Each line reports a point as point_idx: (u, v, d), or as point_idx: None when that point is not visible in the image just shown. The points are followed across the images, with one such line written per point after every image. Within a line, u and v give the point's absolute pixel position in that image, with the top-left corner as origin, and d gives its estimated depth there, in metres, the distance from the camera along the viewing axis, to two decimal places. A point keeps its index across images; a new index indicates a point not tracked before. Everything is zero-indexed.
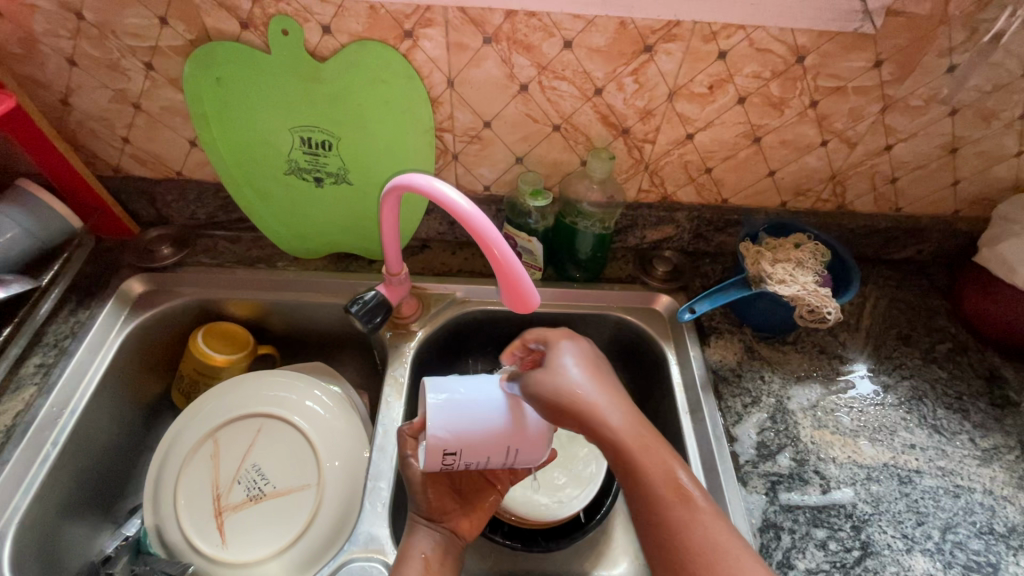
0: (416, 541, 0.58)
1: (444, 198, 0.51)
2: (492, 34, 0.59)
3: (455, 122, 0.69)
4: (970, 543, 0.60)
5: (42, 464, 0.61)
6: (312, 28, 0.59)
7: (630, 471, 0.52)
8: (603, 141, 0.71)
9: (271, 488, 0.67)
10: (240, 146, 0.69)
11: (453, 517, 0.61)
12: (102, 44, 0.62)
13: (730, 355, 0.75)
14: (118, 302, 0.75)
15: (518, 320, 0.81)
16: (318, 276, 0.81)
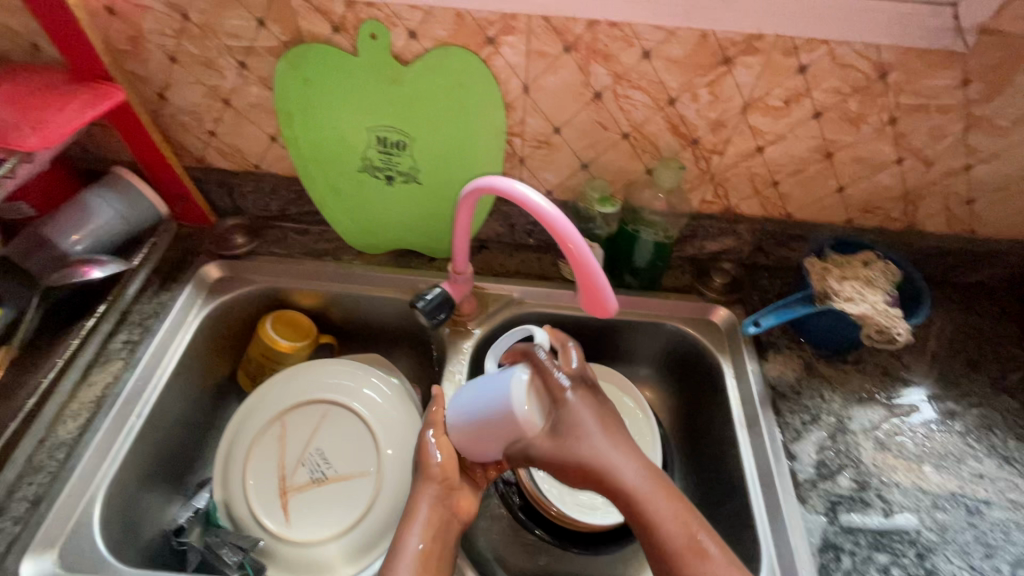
0: (410, 533, 0.56)
1: (526, 193, 0.54)
2: (573, 43, 0.61)
3: (525, 127, 0.70)
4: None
5: (127, 435, 0.66)
6: (399, 33, 0.62)
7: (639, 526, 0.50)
8: (671, 151, 0.71)
9: (333, 472, 0.70)
10: (319, 144, 0.72)
11: (447, 500, 0.60)
12: (201, 42, 0.65)
13: (789, 371, 0.74)
14: (196, 286, 0.80)
15: (572, 322, 0.83)
16: (382, 271, 0.84)
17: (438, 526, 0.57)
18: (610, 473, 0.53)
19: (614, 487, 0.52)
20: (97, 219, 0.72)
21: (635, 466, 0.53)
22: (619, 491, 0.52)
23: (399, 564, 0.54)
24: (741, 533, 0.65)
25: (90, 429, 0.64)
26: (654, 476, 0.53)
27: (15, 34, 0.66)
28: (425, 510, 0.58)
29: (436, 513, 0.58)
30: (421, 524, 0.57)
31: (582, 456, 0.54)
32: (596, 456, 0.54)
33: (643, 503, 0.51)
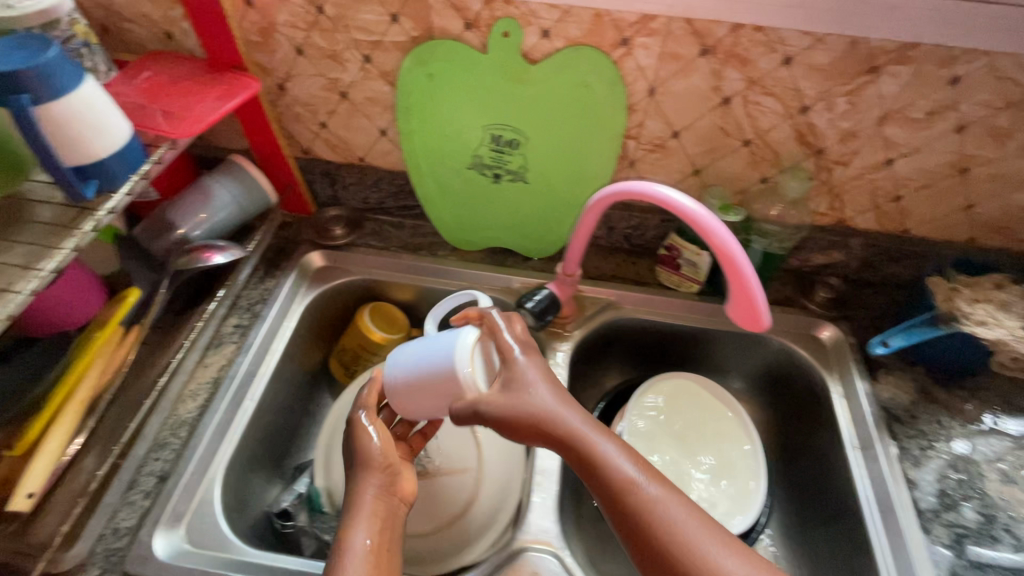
0: (354, 530, 0.50)
1: (689, 211, 0.51)
2: (712, 47, 0.59)
3: (643, 129, 0.69)
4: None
5: (242, 417, 0.67)
6: (532, 31, 0.61)
7: (585, 468, 0.50)
8: (793, 160, 0.69)
9: (434, 465, 0.69)
10: (433, 139, 0.73)
11: (392, 487, 0.54)
12: (331, 36, 0.66)
13: (903, 394, 0.71)
14: (299, 274, 0.81)
15: (667, 328, 0.82)
16: (478, 267, 0.84)
17: (384, 509, 0.52)
18: (561, 421, 0.51)
19: (557, 432, 0.51)
20: (214, 204, 0.73)
21: (572, 410, 0.52)
22: (560, 434, 0.51)
23: (346, 563, 0.47)
24: (855, 558, 0.63)
25: (209, 409, 0.66)
26: (594, 423, 0.52)
27: (152, 23, 0.68)
28: (368, 497, 0.52)
29: (382, 505, 0.52)
30: (365, 517, 0.50)
31: (519, 404, 0.52)
32: (535, 401, 0.52)
33: (589, 446, 0.50)
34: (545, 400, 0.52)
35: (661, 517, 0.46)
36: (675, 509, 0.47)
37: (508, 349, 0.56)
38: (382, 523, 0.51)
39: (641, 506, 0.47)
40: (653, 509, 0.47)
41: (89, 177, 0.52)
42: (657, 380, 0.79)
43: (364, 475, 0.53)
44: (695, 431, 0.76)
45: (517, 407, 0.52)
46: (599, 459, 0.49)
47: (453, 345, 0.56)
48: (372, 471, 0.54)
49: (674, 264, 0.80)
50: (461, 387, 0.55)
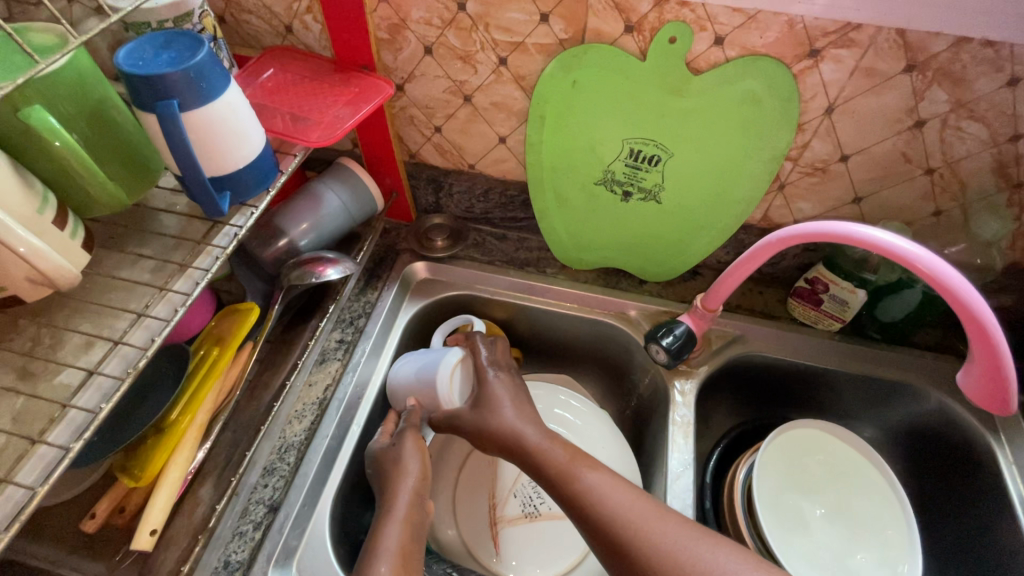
0: (386, 533, 0.51)
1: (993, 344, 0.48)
2: (921, 63, 0.51)
3: (807, 151, 0.61)
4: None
5: (350, 442, 0.62)
6: (704, 38, 0.54)
7: (536, 472, 0.57)
8: (982, 193, 0.60)
9: (547, 508, 0.65)
10: (563, 151, 0.66)
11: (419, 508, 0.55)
12: (468, 35, 0.60)
13: None
14: (401, 286, 0.77)
15: (796, 369, 0.74)
16: (589, 289, 0.77)
17: (411, 509, 0.54)
18: (509, 429, 0.59)
19: (512, 440, 0.59)
20: (324, 211, 0.68)
21: (528, 421, 0.60)
22: (509, 442, 0.59)
23: (379, 564, 0.48)
24: None
25: (317, 434, 0.62)
26: (549, 432, 0.59)
27: (274, 15, 0.63)
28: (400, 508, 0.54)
29: (410, 525, 0.53)
30: (398, 517, 0.53)
31: (483, 420, 0.61)
32: (496, 416, 0.61)
33: (537, 450, 0.57)
34: (503, 412, 0.61)
35: (598, 498, 0.52)
36: (613, 493, 0.52)
37: (482, 366, 0.66)
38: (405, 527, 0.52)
39: (581, 492, 0.53)
40: (595, 495, 0.52)
41: (223, 189, 0.48)
42: (794, 425, 0.71)
43: (397, 478, 0.56)
44: (836, 488, 0.68)
45: (478, 424, 0.61)
46: (546, 459, 0.56)
47: (437, 361, 0.65)
48: (404, 484, 0.56)
49: (813, 299, 0.71)
50: (438, 398, 0.64)
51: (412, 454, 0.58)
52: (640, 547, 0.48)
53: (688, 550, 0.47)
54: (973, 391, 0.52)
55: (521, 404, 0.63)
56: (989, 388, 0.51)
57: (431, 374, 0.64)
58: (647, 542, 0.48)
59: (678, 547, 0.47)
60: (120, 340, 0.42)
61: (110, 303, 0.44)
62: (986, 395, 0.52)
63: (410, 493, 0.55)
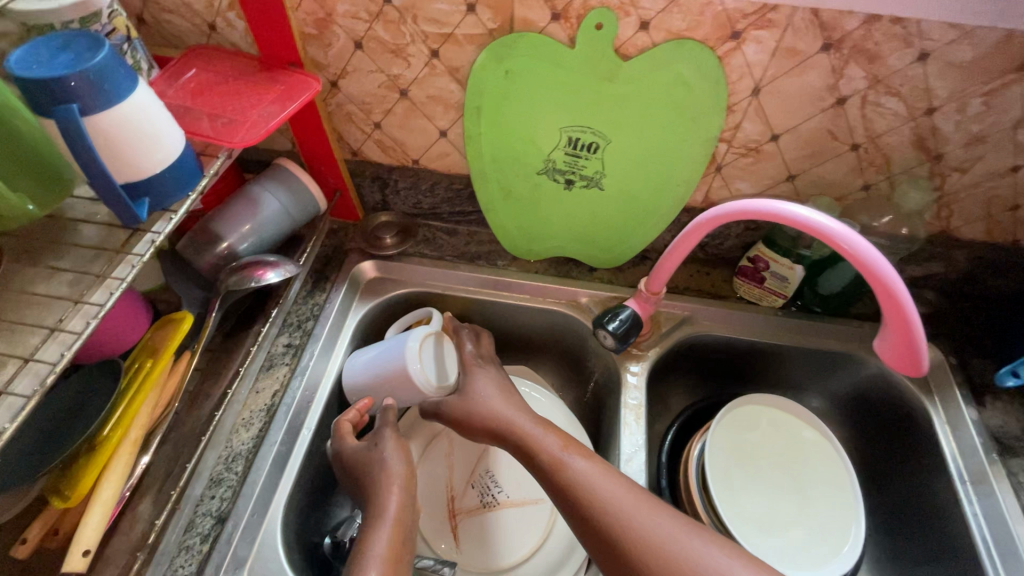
0: (376, 537, 0.51)
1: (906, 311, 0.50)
2: (837, 41, 0.52)
3: (739, 132, 0.62)
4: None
5: (301, 448, 0.61)
6: (629, 23, 0.54)
7: (529, 459, 0.57)
8: (905, 166, 0.62)
9: (505, 497, 0.65)
10: (503, 141, 0.66)
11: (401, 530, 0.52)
12: (396, 27, 0.59)
13: (1014, 421, 0.66)
14: (350, 286, 0.75)
15: (744, 346, 0.76)
16: (540, 279, 0.77)
17: (405, 511, 0.54)
18: (502, 418, 0.60)
19: (507, 428, 0.60)
20: (263, 214, 0.67)
21: (518, 412, 0.61)
22: (502, 430, 0.60)
23: (368, 567, 0.48)
24: None
25: (266, 441, 0.60)
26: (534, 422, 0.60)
27: (195, 14, 0.61)
28: (393, 510, 0.53)
29: (397, 533, 0.52)
30: (390, 517, 0.53)
31: (472, 408, 0.62)
32: (484, 406, 0.62)
33: (534, 438, 0.58)
34: (489, 402, 0.62)
35: (588, 487, 0.52)
36: (605, 483, 0.52)
37: (467, 356, 0.68)
38: (397, 528, 0.52)
39: (571, 480, 0.53)
40: (584, 483, 0.52)
41: (141, 196, 0.46)
42: (745, 399, 0.73)
43: (382, 475, 0.56)
44: (786, 458, 0.70)
45: (466, 411, 0.62)
46: (539, 447, 0.56)
47: (403, 345, 0.64)
48: (391, 483, 0.55)
49: (756, 276, 0.73)
50: (409, 377, 0.63)
51: (395, 452, 0.58)
52: (623, 537, 0.48)
53: (680, 546, 0.47)
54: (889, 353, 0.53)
55: (514, 396, 0.64)
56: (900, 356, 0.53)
57: (397, 361, 0.64)
58: (632, 531, 0.48)
59: (661, 539, 0.47)
60: (31, 357, 0.40)
61: (24, 320, 0.42)
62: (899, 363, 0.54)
63: (399, 491, 0.55)
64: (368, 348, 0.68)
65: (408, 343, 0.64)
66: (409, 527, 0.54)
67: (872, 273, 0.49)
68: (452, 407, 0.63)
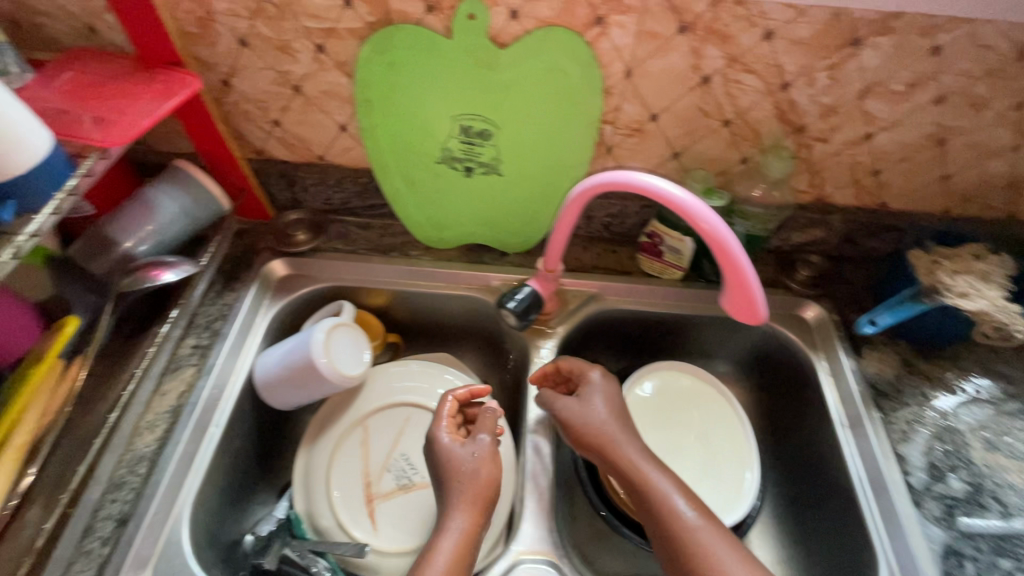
0: (443, 546, 0.53)
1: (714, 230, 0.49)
2: (690, 23, 0.56)
3: (620, 113, 0.66)
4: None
5: (209, 444, 0.62)
6: (499, 12, 0.57)
7: (637, 489, 0.59)
8: (774, 138, 0.67)
9: (421, 478, 0.68)
10: (397, 133, 0.68)
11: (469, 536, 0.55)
12: (277, 24, 0.60)
13: (888, 368, 0.72)
14: (261, 285, 0.75)
15: (650, 318, 0.80)
16: (453, 267, 0.79)
17: (476, 527, 0.55)
18: (615, 438, 0.62)
19: (614, 455, 0.61)
20: (161, 216, 0.66)
21: (634, 445, 0.62)
22: (614, 452, 0.61)
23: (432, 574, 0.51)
24: (848, 536, 0.64)
25: (170, 441, 0.61)
26: (648, 456, 0.61)
27: (70, 16, 0.60)
28: (465, 526, 0.55)
29: (461, 544, 0.54)
30: (459, 531, 0.55)
31: (586, 419, 0.64)
32: (599, 420, 0.64)
33: (646, 477, 0.59)
34: (606, 422, 0.64)
35: (700, 540, 0.53)
36: (715, 540, 0.53)
37: (590, 377, 0.67)
38: (463, 541, 0.54)
39: (683, 529, 0.54)
40: (691, 534, 0.54)
41: (9, 197, 0.47)
42: (651, 369, 0.77)
43: (454, 480, 0.58)
44: (692, 419, 0.74)
45: (583, 421, 0.64)
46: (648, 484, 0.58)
47: (308, 339, 0.66)
48: (465, 494, 0.57)
49: (655, 251, 0.77)
50: (315, 368, 0.65)
51: (487, 465, 0.59)
52: None
53: None
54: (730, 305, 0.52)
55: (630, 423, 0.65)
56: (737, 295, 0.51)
57: (303, 354, 0.65)
58: None
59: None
60: None
61: None
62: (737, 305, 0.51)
63: (473, 511, 0.56)
64: (278, 345, 0.69)
65: (314, 335, 0.65)
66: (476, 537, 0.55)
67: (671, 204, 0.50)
68: (572, 415, 0.65)
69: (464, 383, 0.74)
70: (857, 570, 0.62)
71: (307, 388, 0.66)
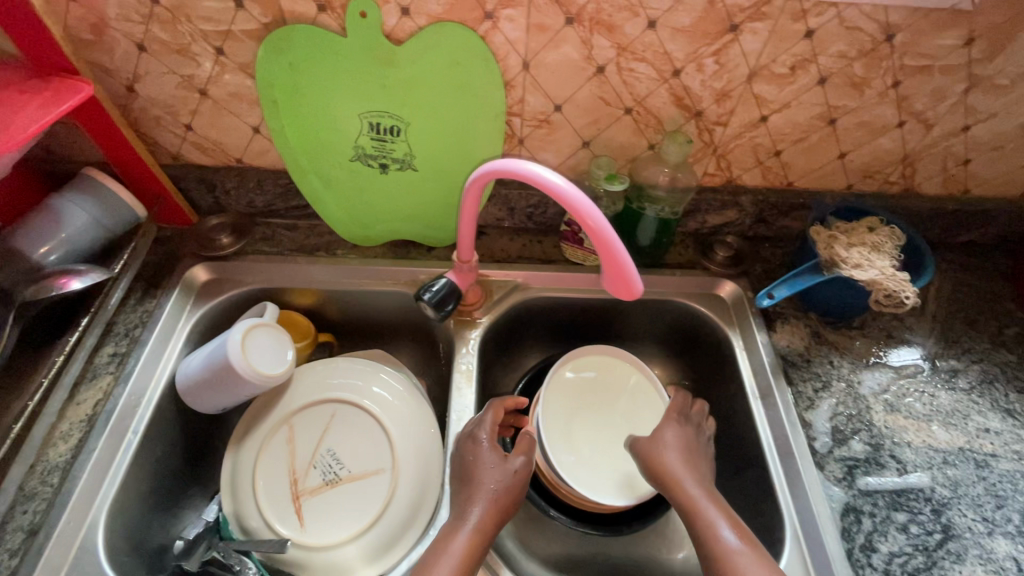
0: (455, 540, 0.57)
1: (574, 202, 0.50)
2: (575, 15, 0.58)
3: (525, 105, 0.67)
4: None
5: (126, 451, 0.62)
6: (390, 10, 0.58)
7: (688, 516, 0.60)
8: (675, 124, 0.69)
9: (347, 472, 0.69)
10: (307, 132, 0.69)
11: (482, 533, 0.58)
12: (173, 28, 0.60)
13: (798, 340, 0.75)
14: (183, 291, 0.75)
15: (577, 304, 0.82)
16: (379, 264, 0.80)
17: (490, 528, 0.59)
18: (672, 472, 0.64)
19: (673, 482, 0.63)
20: (71, 226, 0.66)
21: (690, 476, 0.63)
22: (671, 483, 0.63)
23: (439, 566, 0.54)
24: (760, 503, 0.67)
25: (84, 449, 0.61)
26: (708, 490, 0.62)
27: None
28: (477, 520, 0.58)
29: (473, 542, 0.57)
30: (472, 527, 0.58)
31: (654, 454, 0.66)
32: (665, 456, 0.65)
33: (697, 506, 0.60)
34: (670, 457, 0.65)
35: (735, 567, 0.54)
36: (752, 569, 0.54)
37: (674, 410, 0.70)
38: (473, 540, 0.57)
39: (723, 556, 0.55)
40: (731, 559, 0.55)
41: None
42: (573, 355, 0.78)
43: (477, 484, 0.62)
44: (613, 403, 0.77)
45: (650, 455, 0.66)
46: (696, 510, 0.60)
47: (226, 340, 0.66)
48: (482, 494, 0.61)
49: (576, 239, 0.79)
50: (233, 368, 0.65)
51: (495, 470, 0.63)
52: None
53: None
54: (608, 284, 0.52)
55: (697, 458, 0.66)
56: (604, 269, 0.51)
57: (220, 355, 0.65)
58: None
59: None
60: None
61: None
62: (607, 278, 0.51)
63: (489, 509, 0.60)
64: (199, 350, 0.69)
65: (231, 336, 0.66)
66: (487, 538, 0.58)
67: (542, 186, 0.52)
68: (644, 449, 0.67)
69: (396, 380, 0.75)
70: (767, 533, 0.65)
71: (229, 390, 0.67)
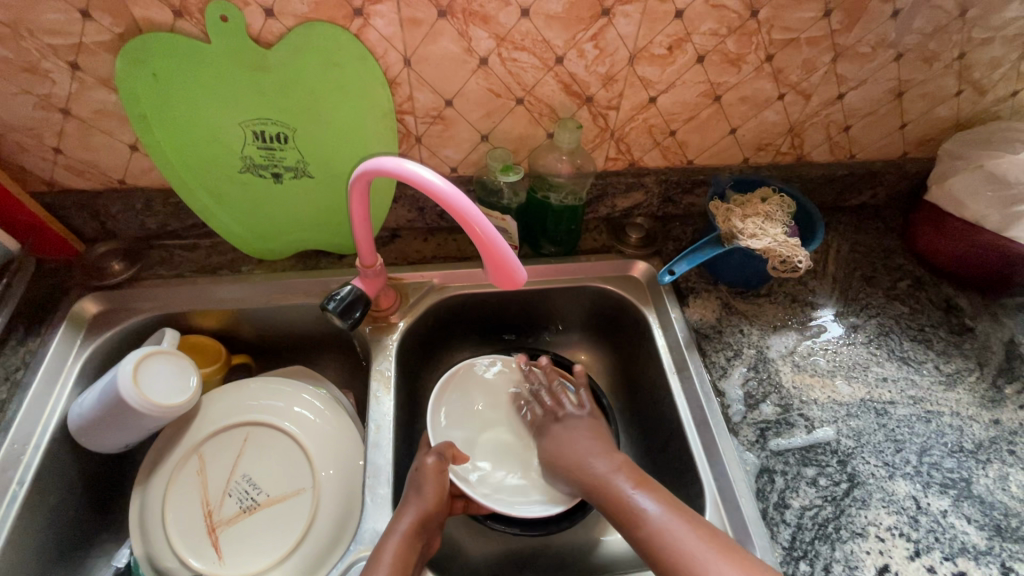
0: (386, 546, 0.56)
1: (463, 208, 0.50)
2: (446, 7, 0.58)
3: (415, 103, 0.66)
4: (975, 488, 0.64)
5: (10, 505, 0.58)
6: (253, 12, 0.56)
7: (602, 499, 0.60)
8: (568, 111, 0.70)
9: (265, 496, 0.66)
10: (186, 146, 0.65)
11: (412, 539, 0.57)
12: (16, 44, 0.56)
13: (709, 313, 0.77)
14: (71, 326, 0.70)
15: (496, 299, 0.81)
16: (285, 277, 0.77)
17: (417, 536, 0.58)
18: (583, 460, 0.65)
19: (579, 467, 0.64)
20: None
21: (598, 456, 0.64)
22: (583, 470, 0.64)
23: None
24: (683, 475, 0.69)
25: None
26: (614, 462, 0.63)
27: None
28: (404, 528, 0.57)
29: (405, 547, 0.56)
30: (403, 532, 0.57)
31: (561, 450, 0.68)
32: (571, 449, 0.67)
33: (610, 482, 0.61)
34: (576, 448, 0.67)
35: (668, 537, 0.53)
36: (682, 533, 0.53)
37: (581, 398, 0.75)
38: (403, 543, 0.56)
39: (652, 529, 0.54)
40: (658, 527, 0.54)
41: None
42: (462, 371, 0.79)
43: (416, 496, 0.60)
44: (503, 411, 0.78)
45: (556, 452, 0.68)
46: (603, 481, 0.61)
47: (115, 375, 0.62)
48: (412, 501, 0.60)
49: None
50: (126, 402, 0.61)
51: (432, 487, 0.62)
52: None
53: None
54: (493, 278, 0.53)
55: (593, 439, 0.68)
56: (494, 267, 0.51)
57: (111, 391, 0.61)
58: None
59: (703, 559, 0.51)
60: None
61: None
62: (496, 273, 0.51)
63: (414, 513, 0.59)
64: (89, 389, 0.65)
65: (122, 368, 0.62)
66: (418, 542, 0.57)
67: (447, 199, 0.50)
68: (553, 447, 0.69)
69: (317, 399, 0.72)
70: (689, 503, 0.67)
71: (128, 427, 0.63)
